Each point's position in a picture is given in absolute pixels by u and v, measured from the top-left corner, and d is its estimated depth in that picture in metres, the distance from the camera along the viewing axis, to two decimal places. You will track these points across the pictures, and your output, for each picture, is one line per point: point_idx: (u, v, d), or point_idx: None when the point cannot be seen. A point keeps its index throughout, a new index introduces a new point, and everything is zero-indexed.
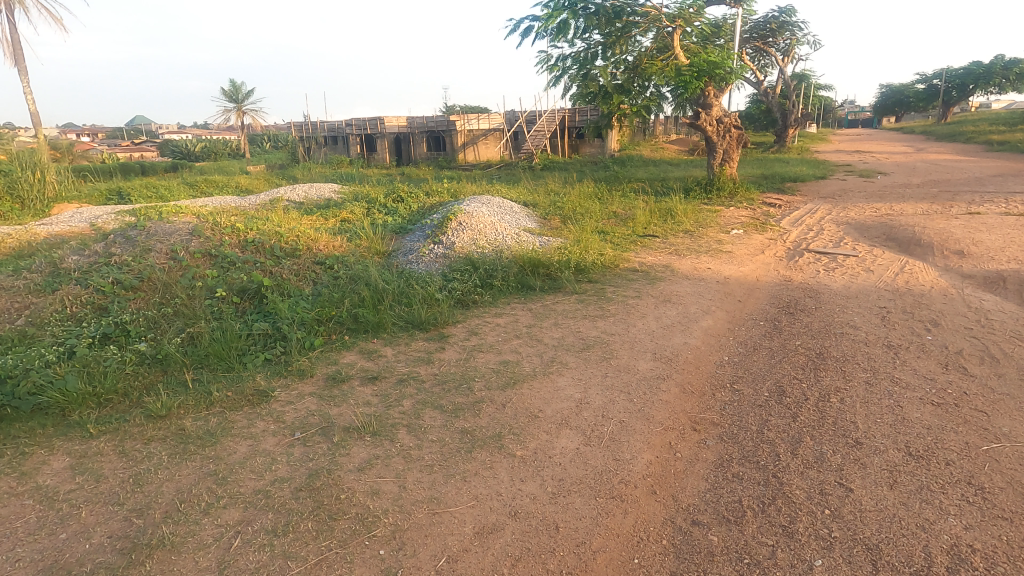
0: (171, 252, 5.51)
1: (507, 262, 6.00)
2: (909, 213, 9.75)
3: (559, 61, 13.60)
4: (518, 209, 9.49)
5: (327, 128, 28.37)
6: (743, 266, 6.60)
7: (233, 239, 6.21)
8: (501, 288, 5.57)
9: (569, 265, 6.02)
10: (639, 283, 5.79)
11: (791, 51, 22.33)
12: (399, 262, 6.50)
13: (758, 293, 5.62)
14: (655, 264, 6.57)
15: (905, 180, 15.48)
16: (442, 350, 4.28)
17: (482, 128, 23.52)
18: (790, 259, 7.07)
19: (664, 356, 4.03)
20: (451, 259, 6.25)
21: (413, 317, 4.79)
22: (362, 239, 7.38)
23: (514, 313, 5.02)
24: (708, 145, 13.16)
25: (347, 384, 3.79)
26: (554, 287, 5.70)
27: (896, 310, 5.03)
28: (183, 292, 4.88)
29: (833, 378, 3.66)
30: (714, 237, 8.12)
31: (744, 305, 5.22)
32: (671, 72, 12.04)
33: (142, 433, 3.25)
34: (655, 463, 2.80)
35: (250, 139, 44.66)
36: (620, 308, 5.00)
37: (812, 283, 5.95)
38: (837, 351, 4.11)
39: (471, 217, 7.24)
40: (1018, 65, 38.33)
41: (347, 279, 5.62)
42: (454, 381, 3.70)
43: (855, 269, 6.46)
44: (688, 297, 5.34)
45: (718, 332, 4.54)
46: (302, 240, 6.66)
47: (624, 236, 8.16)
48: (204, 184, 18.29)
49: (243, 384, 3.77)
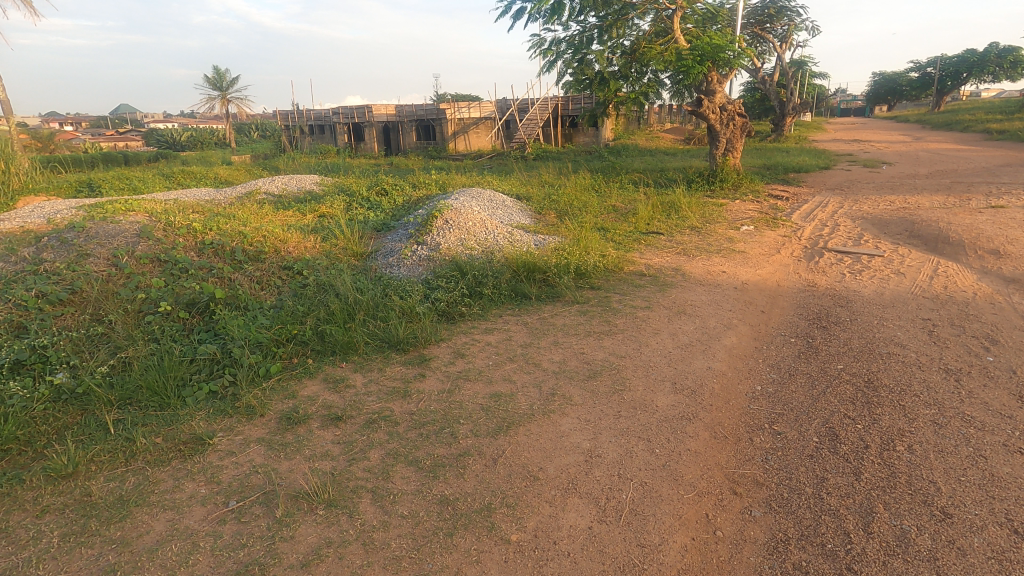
0: (113, 259, 4.82)
1: (499, 266, 5.34)
2: (926, 207, 9.16)
3: (552, 46, 12.88)
4: (510, 203, 8.82)
5: (313, 116, 27.55)
6: (759, 268, 5.97)
7: (190, 240, 5.52)
8: (492, 297, 4.92)
9: (568, 269, 5.36)
10: (648, 290, 5.13)
11: (789, 37, 21.67)
12: (378, 266, 5.82)
13: (782, 301, 4.99)
14: (663, 267, 5.90)
15: (911, 171, 14.88)
16: (421, 380, 3.61)
17: (472, 116, 22.74)
18: (809, 259, 6.45)
19: (687, 387, 3.38)
20: (436, 262, 5.58)
21: (388, 335, 4.12)
22: (337, 239, 6.68)
23: (507, 328, 4.36)
24: (711, 133, 12.49)
25: (305, 427, 3.12)
26: (551, 296, 5.05)
27: (942, 323, 4.40)
28: (122, 310, 4.17)
29: (894, 418, 3.02)
30: (724, 234, 7.51)
31: (769, 316, 4.58)
32: (671, 56, 11.35)
33: (35, 502, 2.56)
34: (691, 549, 2.16)
35: (237, 129, 43.43)
36: (629, 323, 4.34)
37: (840, 289, 5.32)
38: (886, 377, 3.49)
39: (459, 215, 6.58)
40: (1012, 52, 38.05)
41: (316, 288, 4.95)
42: (435, 423, 3.03)
43: (883, 271, 5.84)
44: (705, 307, 4.68)
45: (744, 353, 3.90)
46: (269, 242, 5.97)
47: (626, 232, 7.53)
48: (181, 175, 17.42)
49: (177, 430, 3.09)
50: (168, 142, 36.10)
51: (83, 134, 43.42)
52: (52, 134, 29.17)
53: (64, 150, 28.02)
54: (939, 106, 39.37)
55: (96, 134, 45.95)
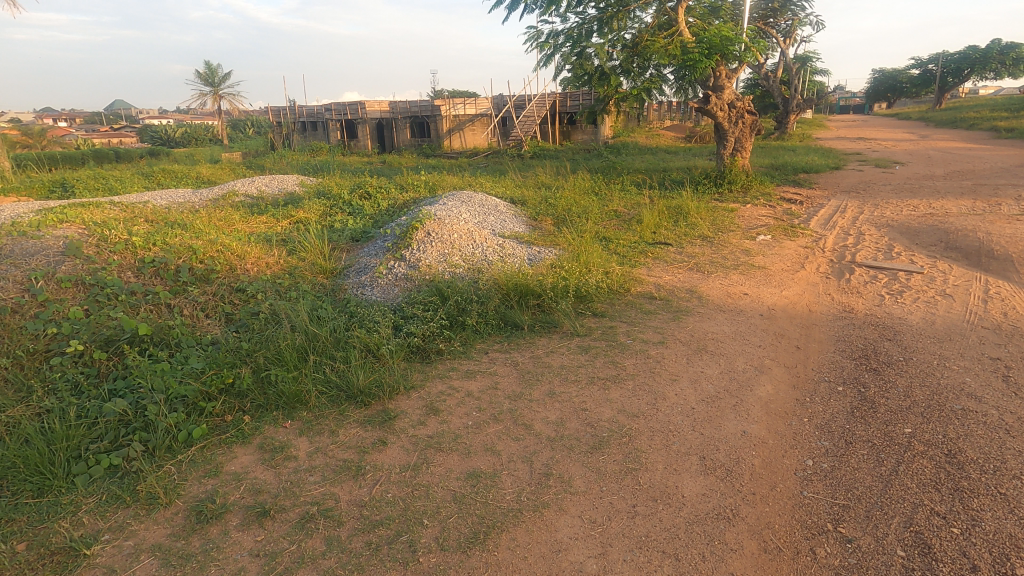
0: (26, 284, 4.05)
1: (486, 288, 4.58)
2: (954, 213, 8.42)
3: (549, 39, 12.02)
4: (502, 207, 8.08)
5: (305, 113, 26.75)
6: (784, 288, 5.22)
7: (128, 257, 4.77)
8: (476, 327, 4.17)
9: (567, 292, 4.61)
10: (659, 318, 4.39)
11: (793, 32, 20.91)
12: (348, 286, 5.07)
13: (819, 331, 4.25)
14: (676, 287, 5.15)
15: (926, 172, 14.14)
16: (380, 450, 2.85)
17: (467, 113, 21.98)
18: (838, 276, 5.72)
19: (720, 465, 2.62)
20: (414, 283, 4.84)
21: (346, 383, 3.36)
22: (305, 251, 5.92)
23: (493, 371, 3.61)
24: (718, 132, 11.74)
25: (220, 525, 2.37)
26: (546, 326, 4.30)
27: (1016, 365, 3.65)
28: (22, 351, 3.40)
29: (1001, 517, 2.27)
30: (739, 245, 6.78)
31: (808, 354, 3.83)
32: (677, 50, 10.59)
33: None
34: None
35: (230, 126, 42.53)
36: (641, 366, 3.59)
37: (882, 315, 4.58)
38: (971, 448, 2.73)
39: (443, 225, 5.82)
40: (1015, 49, 37.38)
41: (268, 319, 4.21)
42: (390, 526, 2.29)
43: (926, 292, 5.11)
44: (730, 343, 3.93)
45: (785, 409, 3.15)
46: (223, 257, 5.21)
47: (631, 243, 6.80)
48: (161, 174, 16.62)
49: (50, 533, 2.33)
50: (161, 140, 35.27)
51: (74, 130, 42.57)
52: (40, 130, 28.46)
53: (52, 147, 27.28)
54: (941, 103, 38.71)
55: (87, 130, 45.04)
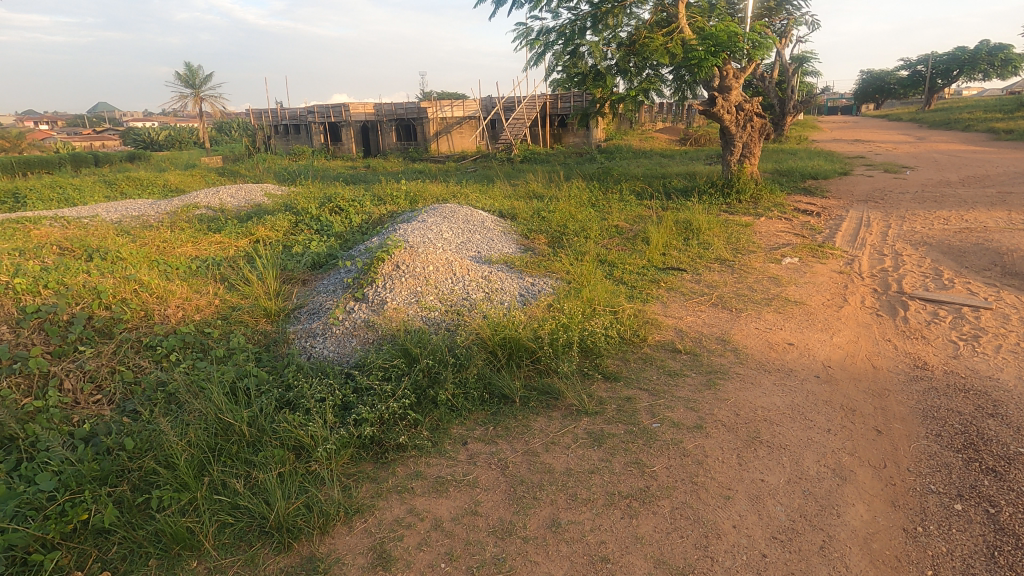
0: None
1: (465, 343, 3.56)
2: (994, 228, 7.53)
3: (540, 36, 11.02)
4: (488, 222, 7.10)
5: (287, 115, 25.64)
6: (833, 333, 4.26)
7: (5, 306, 3.68)
8: (449, 402, 3.15)
9: (568, 346, 3.60)
10: (691, 384, 3.40)
11: (790, 30, 20.01)
12: (294, 335, 4.04)
13: (898, 402, 3.28)
14: (702, 333, 4.17)
15: (939, 177, 13.37)
16: None
17: (455, 116, 21.00)
18: (891, 313, 4.77)
19: None
20: (375, 335, 3.82)
21: (259, 512, 2.34)
22: (249, 285, 4.88)
23: (471, 482, 2.59)
24: (725, 136, 10.81)
25: None
26: (542, 397, 3.29)
27: None
28: None
29: None
30: (764, 271, 5.84)
31: (895, 446, 2.84)
32: (680, 48, 9.62)
33: None
34: None
35: (212, 128, 41.19)
36: (676, 471, 2.59)
37: (968, 375, 3.61)
38: None
39: (414, 254, 4.81)
40: (1003, 51, 37.02)
41: (173, 395, 3.17)
42: None
43: (1007, 338, 4.16)
44: (791, 428, 2.95)
45: (896, 552, 2.17)
46: (137, 300, 4.15)
47: (638, 268, 5.85)
48: (126, 182, 15.37)
49: None
50: (144, 142, 34.11)
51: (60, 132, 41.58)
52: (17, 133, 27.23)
53: (30, 151, 26.08)
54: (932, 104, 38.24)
55: (68, 131, 43.52)
